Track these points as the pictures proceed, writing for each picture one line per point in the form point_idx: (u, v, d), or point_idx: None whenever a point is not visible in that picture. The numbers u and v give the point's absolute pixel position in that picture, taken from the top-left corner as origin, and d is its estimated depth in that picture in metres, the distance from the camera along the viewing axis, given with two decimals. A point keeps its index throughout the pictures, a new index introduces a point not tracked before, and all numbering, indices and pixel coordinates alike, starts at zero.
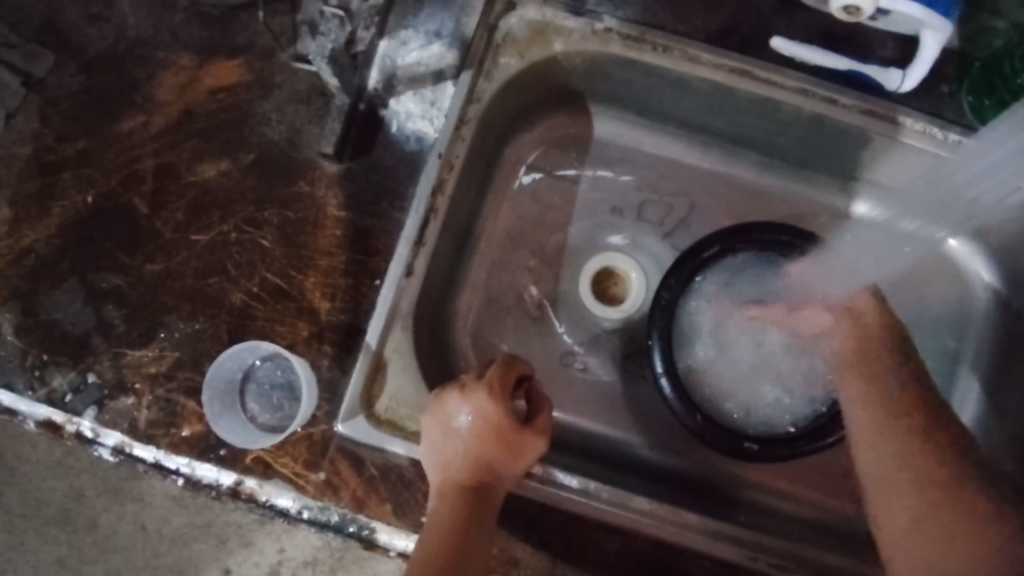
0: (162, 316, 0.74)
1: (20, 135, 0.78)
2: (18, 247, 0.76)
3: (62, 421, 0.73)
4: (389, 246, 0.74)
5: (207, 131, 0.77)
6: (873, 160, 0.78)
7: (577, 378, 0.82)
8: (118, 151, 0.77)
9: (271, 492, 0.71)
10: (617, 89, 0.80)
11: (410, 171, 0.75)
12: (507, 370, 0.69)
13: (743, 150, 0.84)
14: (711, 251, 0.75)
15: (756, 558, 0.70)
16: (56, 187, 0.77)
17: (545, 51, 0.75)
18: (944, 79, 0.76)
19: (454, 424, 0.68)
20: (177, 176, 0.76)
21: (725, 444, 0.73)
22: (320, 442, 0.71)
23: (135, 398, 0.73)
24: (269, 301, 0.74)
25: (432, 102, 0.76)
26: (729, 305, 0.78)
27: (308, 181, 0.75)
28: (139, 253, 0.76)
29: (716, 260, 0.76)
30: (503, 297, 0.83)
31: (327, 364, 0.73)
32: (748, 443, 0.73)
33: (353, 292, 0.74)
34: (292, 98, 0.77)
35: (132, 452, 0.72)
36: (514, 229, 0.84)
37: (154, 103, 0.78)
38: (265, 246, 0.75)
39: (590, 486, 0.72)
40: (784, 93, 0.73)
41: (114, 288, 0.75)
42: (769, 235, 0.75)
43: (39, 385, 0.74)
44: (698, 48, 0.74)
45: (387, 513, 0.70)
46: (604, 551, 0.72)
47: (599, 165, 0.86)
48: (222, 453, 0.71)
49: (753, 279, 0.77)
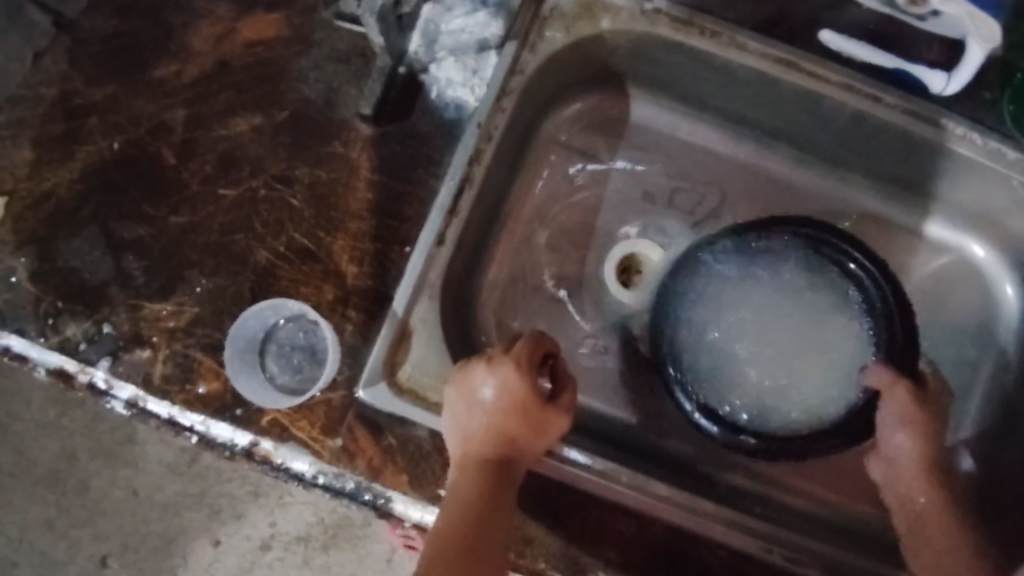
0: (183, 270, 0.73)
1: (47, 77, 0.76)
2: (39, 191, 0.74)
3: (76, 370, 0.71)
4: (421, 213, 0.73)
5: (242, 85, 0.75)
6: (913, 164, 0.77)
7: (597, 362, 0.81)
8: (148, 99, 0.76)
9: (286, 455, 0.68)
10: (660, 73, 0.80)
11: (447, 140, 0.74)
12: (536, 344, 0.67)
13: (778, 144, 0.83)
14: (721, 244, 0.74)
15: (772, 550, 0.69)
16: (82, 131, 0.75)
17: (592, 28, 0.74)
18: (985, 86, 0.74)
19: (477, 396, 0.66)
20: (207, 128, 0.75)
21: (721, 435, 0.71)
22: (340, 407, 0.69)
23: (151, 351, 0.71)
24: (295, 262, 0.72)
25: (474, 71, 0.74)
26: (731, 290, 0.76)
27: (342, 142, 0.74)
28: (163, 205, 0.74)
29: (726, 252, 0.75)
30: (528, 276, 0.82)
31: (350, 330, 0.71)
32: (744, 437, 0.70)
33: (381, 257, 0.72)
34: (332, 56, 0.76)
35: (145, 407, 0.70)
36: (544, 208, 0.83)
37: (188, 53, 0.76)
38: (294, 206, 0.73)
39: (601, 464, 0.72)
40: (829, 87, 0.73)
41: (136, 238, 0.74)
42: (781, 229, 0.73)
43: (53, 333, 0.72)
44: (746, 36, 0.73)
45: (403, 483, 0.68)
46: (620, 532, 0.69)
47: (635, 151, 0.85)
48: (238, 412, 0.69)
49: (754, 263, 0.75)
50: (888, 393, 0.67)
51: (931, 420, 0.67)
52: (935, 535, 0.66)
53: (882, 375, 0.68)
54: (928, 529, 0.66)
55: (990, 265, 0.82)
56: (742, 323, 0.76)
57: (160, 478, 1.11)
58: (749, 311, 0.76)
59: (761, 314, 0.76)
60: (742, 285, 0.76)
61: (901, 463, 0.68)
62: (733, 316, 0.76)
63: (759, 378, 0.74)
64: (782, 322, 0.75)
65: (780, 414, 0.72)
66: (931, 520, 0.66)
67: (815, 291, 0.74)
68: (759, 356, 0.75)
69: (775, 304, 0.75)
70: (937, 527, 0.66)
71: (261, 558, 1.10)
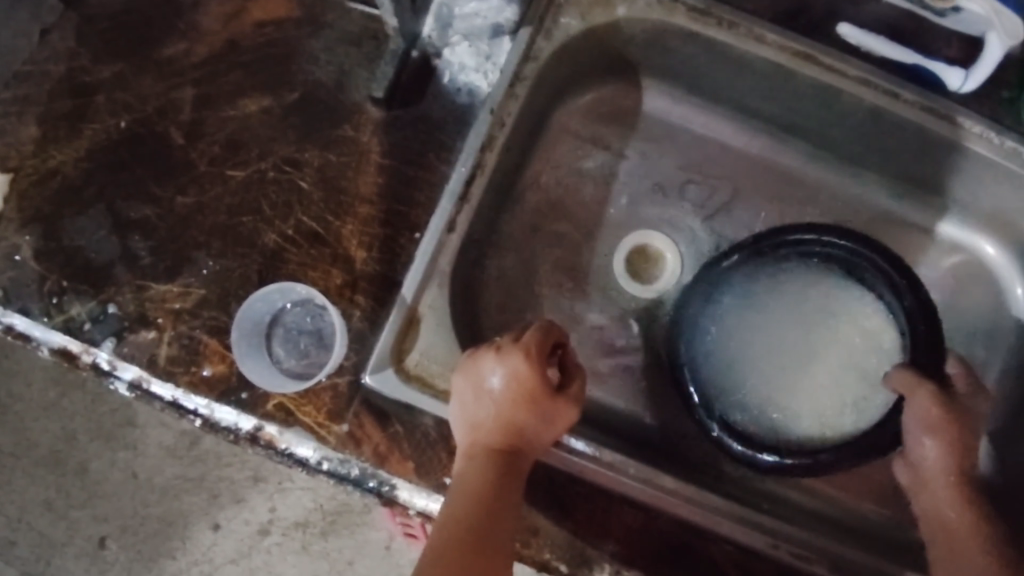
0: (190, 252, 0.72)
1: (54, 53, 0.75)
2: (45, 168, 0.73)
3: (79, 350, 0.70)
4: (431, 199, 0.72)
5: (252, 66, 0.74)
6: (927, 161, 0.77)
7: (604, 353, 0.80)
8: (157, 78, 0.75)
9: (291, 440, 0.68)
10: (675, 63, 0.79)
11: (459, 125, 0.73)
12: (545, 335, 0.66)
13: (791, 137, 0.82)
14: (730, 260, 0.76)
15: (778, 545, 0.69)
16: (89, 109, 0.74)
17: (608, 14, 0.73)
18: (1005, 85, 0.73)
19: (485, 385, 0.65)
20: (216, 108, 0.74)
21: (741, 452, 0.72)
22: (346, 392, 0.69)
23: (157, 333, 0.70)
24: (303, 245, 0.72)
25: (487, 56, 0.73)
26: (749, 308, 0.78)
27: (352, 126, 0.73)
28: (171, 185, 0.73)
29: (735, 268, 0.77)
30: (537, 265, 0.81)
31: (358, 315, 0.70)
32: (766, 454, 0.71)
33: (390, 243, 0.71)
34: (343, 38, 0.75)
35: (149, 389, 0.69)
36: (554, 196, 0.83)
37: (198, 32, 0.75)
38: (304, 188, 0.72)
39: (602, 453, 0.72)
40: (846, 82, 0.72)
41: (143, 218, 0.73)
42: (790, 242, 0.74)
43: (57, 312, 0.71)
44: (763, 27, 0.72)
45: (409, 471, 0.68)
46: (626, 524, 0.69)
47: (646, 142, 0.85)
48: (244, 396, 0.68)
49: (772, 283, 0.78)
50: (910, 395, 0.67)
51: (957, 422, 0.66)
52: (962, 539, 0.63)
53: (904, 377, 0.68)
54: (954, 534, 0.64)
55: (999, 263, 0.81)
56: (764, 343, 0.79)
57: (159, 460, 1.10)
58: (768, 330, 0.79)
59: (777, 332, 0.79)
60: (772, 298, 0.78)
61: (928, 468, 0.67)
62: (751, 336, 0.79)
63: (783, 394, 0.77)
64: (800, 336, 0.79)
65: (807, 428, 0.75)
66: (958, 521, 0.65)
67: (830, 307, 0.78)
68: (788, 369, 0.78)
69: (791, 324, 0.79)
70: (965, 532, 0.64)
71: (260, 543, 1.09)
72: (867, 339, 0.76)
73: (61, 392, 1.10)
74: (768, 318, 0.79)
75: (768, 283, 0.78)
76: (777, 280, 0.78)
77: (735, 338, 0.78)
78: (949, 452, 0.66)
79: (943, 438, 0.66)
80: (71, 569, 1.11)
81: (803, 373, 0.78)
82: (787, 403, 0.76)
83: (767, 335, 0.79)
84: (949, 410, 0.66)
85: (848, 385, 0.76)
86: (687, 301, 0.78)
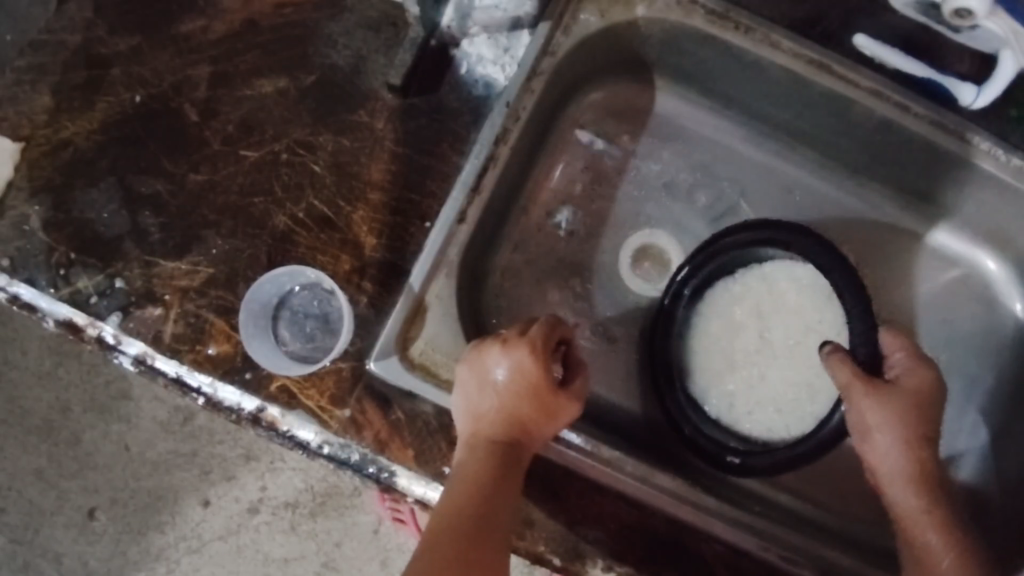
0: (199, 230, 0.72)
1: (71, 23, 0.75)
2: (57, 139, 0.73)
3: (84, 323, 0.70)
4: (443, 189, 0.72)
5: (269, 47, 0.74)
6: (933, 174, 0.77)
7: (605, 351, 0.81)
8: (174, 54, 0.74)
9: (292, 423, 0.69)
10: (690, 65, 0.79)
11: (474, 116, 0.73)
12: (551, 331, 0.68)
13: (800, 145, 0.83)
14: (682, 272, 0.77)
15: (768, 548, 0.71)
16: (103, 82, 0.74)
17: (627, 14, 0.74)
18: (1014, 103, 0.74)
19: (490, 377, 0.67)
20: (231, 87, 0.74)
21: (712, 450, 0.74)
22: (350, 378, 0.69)
23: (163, 309, 0.70)
24: (314, 229, 0.72)
25: (505, 49, 0.73)
26: (712, 310, 0.80)
27: (367, 112, 0.73)
28: (184, 162, 0.73)
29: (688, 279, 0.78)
30: (543, 259, 0.82)
31: (364, 301, 0.71)
32: (731, 457, 0.73)
33: (400, 231, 0.71)
34: (362, 23, 0.74)
35: (154, 365, 0.70)
36: (563, 191, 0.83)
37: (216, 9, 0.75)
38: (316, 172, 0.72)
39: (595, 445, 0.74)
40: (859, 93, 0.73)
41: (153, 194, 0.73)
42: (737, 237, 0.75)
43: (64, 284, 0.71)
44: (780, 34, 0.73)
45: (409, 458, 0.68)
46: (620, 520, 0.69)
47: (657, 141, 0.85)
48: (247, 376, 0.69)
49: (731, 284, 0.80)
50: (849, 395, 0.68)
51: (903, 418, 0.66)
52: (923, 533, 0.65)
53: (845, 375, 0.68)
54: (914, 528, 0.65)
55: (1000, 280, 0.82)
56: (732, 341, 0.80)
57: (153, 434, 1.10)
58: (735, 329, 0.81)
59: (742, 330, 0.81)
60: (734, 297, 0.80)
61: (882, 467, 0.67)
62: (719, 336, 0.80)
63: (752, 393, 0.79)
64: (763, 333, 0.81)
65: (777, 425, 0.78)
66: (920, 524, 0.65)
67: (788, 302, 0.80)
68: (754, 366, 0.80)
69: (757, 321, 0.81)
70: (927, 526, 0.65)
71: (249, 521, 1.10)
72: (816, 325, 0.79)
73: (56, 361, 1.10)
74: (727, 310, 0.80)
75: (726, 285, 0.80)
76: (738, 279, 0.80)
77: (703, 342, 0.80)
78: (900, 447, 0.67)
79: (891, 433, 0.66)
80: (60, 538, 1.11)
81: (761, 362, 0.80)
82: (758, 401, 0.79)
83: (734, 328, 0.80)
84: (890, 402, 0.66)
85: (801, 371, 0.79)
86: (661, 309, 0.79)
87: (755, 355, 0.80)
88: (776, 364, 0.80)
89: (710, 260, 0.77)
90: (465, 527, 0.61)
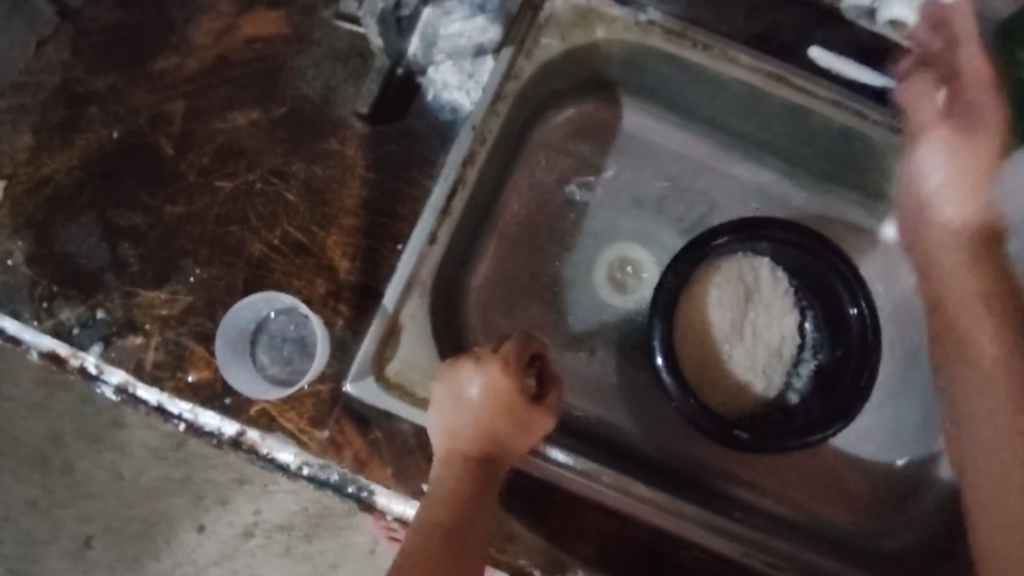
0: (178, 260, 0.74)
1: (49, 64, 0.77)
2: (38, 176, 0.75)
3: (67, 354, 0.72)
4: (413, 212, 0.74)
5: (241, 80, 0.76)
6: (896, 180, 0.79)
7: (581, 365, 0.82)
8: (149, 90, 0.77)
9: (273, 445, 0.70)
10: (653, 82, 0.81)
11: (441, 140, 0.75)
12: (524, 346, 0.68)
13: (766, 156, 0.85)
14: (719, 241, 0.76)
15: (750, 554, 0.70)
16: (82, 119, 0.76)
17: (586, 36, 0.76)
18: None
19: (464, 395, 0.68)
20: (206, 120, 0.76)
21: (718, 432, 0.73)
22: (328, 400, 0.71)
23: (144, 338, 0.72)
24: (289, 255, 0.74)
25: (470, 75, 0.76)
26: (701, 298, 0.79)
27: (338, 140, 0.75)
28: (161, 194, 0.75)
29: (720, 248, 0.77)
30: (517, 277, 0.83)
31: (340, 324, 0.73)
32: (739, 433, 0.73)
33: (373, 254, 0.73)
34: (329, 55, 0.77)
35: (136, 393, 0.71)
36: (535, 210, 0.84)
37: (190, 46, 0.77)
38: (289, 200, 0.75)
39: (588, 466, 0.72)
40: (818, 103, 0.75)
41: (132, 227, 0.75)
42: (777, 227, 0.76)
43: (47, 316, 0.73)
44: (737, 49, 0.75)
45: (388, 477, 0.70)
46: (600, 531, 0.71)
47: (625, 156, 0.86)
48: (227, 401, 0.71)
49: (724, 271, 0.79)
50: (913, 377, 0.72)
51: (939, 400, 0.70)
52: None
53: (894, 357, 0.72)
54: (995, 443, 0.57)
55: None
56: (708, 331, 0.79)
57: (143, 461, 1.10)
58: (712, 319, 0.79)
59: (719, 321, 0.79)
60: (719, 287, 0.79)
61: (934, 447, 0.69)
62: (698, 326, 0.79)
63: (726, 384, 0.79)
64: (731, 327, 0.80)
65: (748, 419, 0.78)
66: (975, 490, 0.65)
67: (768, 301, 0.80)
68: (723, 359, 0.79)
69: (731, 315, 0.80)
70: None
71: (244, 545, 1.11)
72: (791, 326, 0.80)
73: (47, 392, 1.11)
74: (709, 300, 0.79)
75: (719, 275, 0.79)
76: (730, 269, 0.79)
77: (687, 329, 0.79)
78: (974, 278, 0.64)
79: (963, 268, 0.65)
80: (56, 567, 1.12)
81: (730, 355, 0.79)
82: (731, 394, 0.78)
83: (711, 318, 0.79)
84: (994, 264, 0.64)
85: (770, 370, 0.80)
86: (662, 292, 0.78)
87: (724, 347, 0.79)
88: (745, 360, 0.79)
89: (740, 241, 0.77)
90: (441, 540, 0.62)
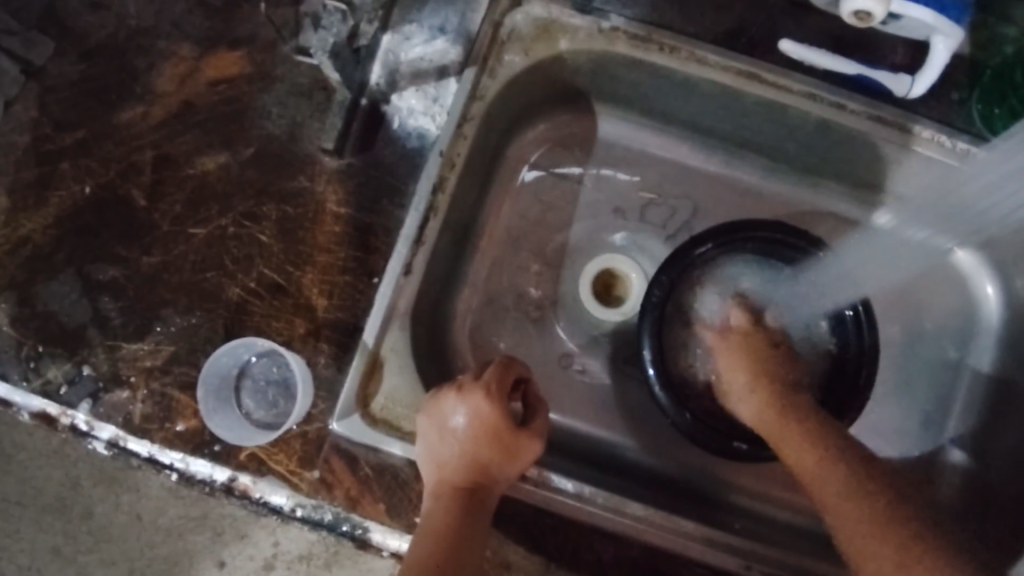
0: (158, 309, 0.74)
1: (18, 124, 0.77)
2: (16, 237, 0.75)
3: (57, 413, 0.73)
4: (388, 243, 0.74)
5: (207, 123, 0.76)
6: (883, 168, 0.76)
7: (576, 381, 0.81)
8: (117, 141, 0.76)
9: (265, 489, 0.70)
10: (624, 89, 0.79)
11: (411, 168, 0.75)
12: (505, 371, 0.67)
13: (749, 154, 0.83)
14: (704, 248, 0.74)
15: (751, 567, 0.67)
16: (54, 177, 0.76)
17: (550, 49, 0.73)
18: (954, 86, 0.74)
19: (449, 425, 0.66)
20: (176, 167, 0.76)
21: (715, 444, 0.72)
22: (316, 440, 0.70)
23: (130, 392, 0.72)
24: (267, 297, 0.73)
25: (434, 99, 0.75)
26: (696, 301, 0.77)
27: (308, 176, 0.75)
28: (136, 246, 0.75)
29: (710, 256, 0.75)
30: (504, 296, 0.83)
31: (323, 361, 0.72)
32: (738, 443, 0.72)
33: (350, 290, 0.73)
34: (293, 91, 0.76)
35: (126, 446, 0.72)
36: (515, 227, 0.84)
37: (154, 94, 0.77)
38: (263, 242, 0.74)
39: (585, 490, 0.69)
40: (791, 98, 0.72)
41: (110, 280, 0.75)
42: (763, 233, 0.74)
43: (35, 376, 0.73)
44: (705, 49, 0.72)
45: (381, 512, 0.69)
46: (597, 556, 0.70)
47: (604, 164, 0.85)
48: (216, 448, 0.71)
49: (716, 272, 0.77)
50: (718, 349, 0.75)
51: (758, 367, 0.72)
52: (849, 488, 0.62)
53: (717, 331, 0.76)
54: (791, 450, 0.66)
55: (970, 265, 0.81)
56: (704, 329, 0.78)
57: (123, 529, 0.90)
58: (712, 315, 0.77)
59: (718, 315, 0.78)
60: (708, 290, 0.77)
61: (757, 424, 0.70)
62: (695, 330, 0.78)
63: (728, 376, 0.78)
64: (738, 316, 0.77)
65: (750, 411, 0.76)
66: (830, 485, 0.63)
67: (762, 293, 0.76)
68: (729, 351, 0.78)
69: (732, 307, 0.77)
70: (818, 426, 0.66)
71: None
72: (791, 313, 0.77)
73: None
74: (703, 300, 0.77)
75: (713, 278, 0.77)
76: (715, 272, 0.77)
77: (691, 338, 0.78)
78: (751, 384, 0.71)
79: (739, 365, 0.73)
80: None
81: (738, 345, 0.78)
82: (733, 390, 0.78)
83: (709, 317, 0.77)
84: (808, 418, 0.67)
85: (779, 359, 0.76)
86: (652, 288, 0.74)
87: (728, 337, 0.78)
88: None
89: (733, 246, 0.74)
90: (437, 558, 0.60)
